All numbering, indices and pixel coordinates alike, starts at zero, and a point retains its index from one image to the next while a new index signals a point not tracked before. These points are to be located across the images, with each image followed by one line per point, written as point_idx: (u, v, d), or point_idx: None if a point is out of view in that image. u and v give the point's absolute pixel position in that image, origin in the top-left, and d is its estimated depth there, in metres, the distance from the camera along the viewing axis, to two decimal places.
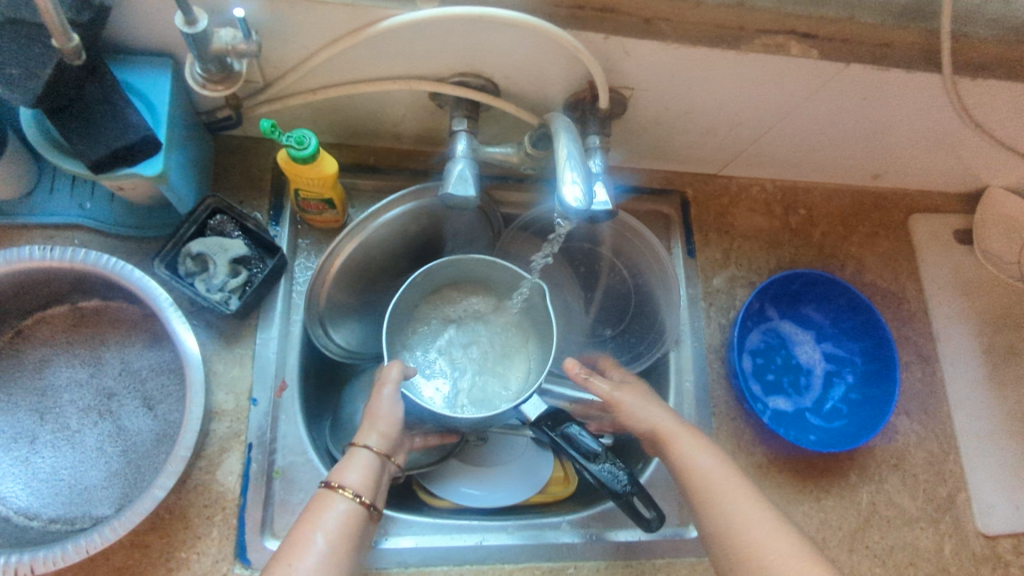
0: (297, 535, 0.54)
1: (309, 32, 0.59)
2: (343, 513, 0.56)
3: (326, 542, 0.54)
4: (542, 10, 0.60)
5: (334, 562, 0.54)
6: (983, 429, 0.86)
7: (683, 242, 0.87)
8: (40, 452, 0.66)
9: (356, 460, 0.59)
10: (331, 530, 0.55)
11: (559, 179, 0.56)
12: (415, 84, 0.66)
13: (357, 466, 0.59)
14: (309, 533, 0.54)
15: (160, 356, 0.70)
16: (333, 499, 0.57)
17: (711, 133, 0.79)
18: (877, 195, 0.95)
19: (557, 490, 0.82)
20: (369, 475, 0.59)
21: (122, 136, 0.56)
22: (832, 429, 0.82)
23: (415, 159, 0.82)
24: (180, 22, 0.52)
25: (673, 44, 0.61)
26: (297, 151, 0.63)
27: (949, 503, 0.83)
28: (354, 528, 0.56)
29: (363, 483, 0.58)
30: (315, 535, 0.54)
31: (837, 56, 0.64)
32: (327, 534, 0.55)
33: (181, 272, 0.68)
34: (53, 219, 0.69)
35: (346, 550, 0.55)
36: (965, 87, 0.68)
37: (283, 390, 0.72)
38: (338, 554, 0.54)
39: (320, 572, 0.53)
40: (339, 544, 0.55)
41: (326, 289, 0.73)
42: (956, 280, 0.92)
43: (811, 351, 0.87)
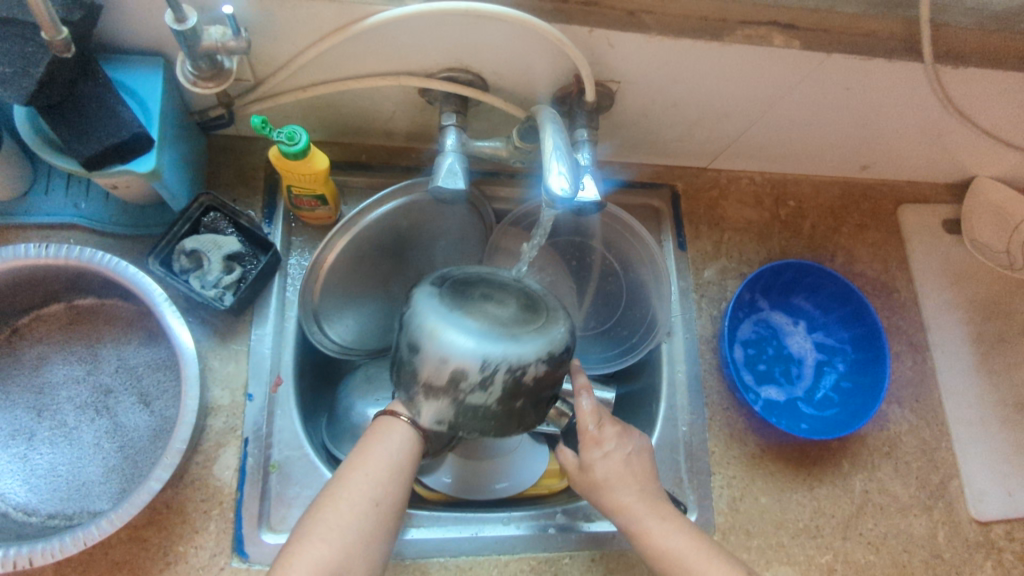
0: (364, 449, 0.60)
1: (298, 29, 0.60)
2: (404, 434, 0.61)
3: (392, 457, 0.60)
4: (526, 4, 0.60)
5: (398, 472, 0.60)
6: (974, 416, 0.87)
7: (673, 235, 0.88)
8: (38, 449, 0.66)
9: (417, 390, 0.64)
10: (394, 447, 0.61)
11: (545, 169, 0.57)
12: (404, 80, 0.67)
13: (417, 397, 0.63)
14: (374, 448, 0.60)
15: (156, 353, 0.71)
16: (396, 423, 0.61)
17: (699, 125, 0.79)
18: (866, 186, 0.96)
19: (553, 483, 0.83)
20: (427, 404, 0.64)
21: (114, 134, 0.57)
22: (824, 418, 0.83)
23: (406, 156, 0.83)
24: (169, 20, 0.53)
25: (657, 36, 0.62)
26: (287, 147, 0.64)
27: (941, 489, 0.84)
28: (415, 447, 0.61)
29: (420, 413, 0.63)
30: (382, 451, 0.60)
31: (819, 47, 0.65)
32: (392, 449, 0.60)
33: (175, 269, 0.69)
34: (49, 218, 0.70)
35: (407, 465, 0.60)
36: (947, 76, 0.69)
37: (278, 385, 0.72)
38: (401, 466, 0.60)
39: (385, 483, 0.59)
40: (404, 460, 0.60)
41: (318, 285, 0.75)
42: (946, 270, 0.93)
43: (802, 341, 0.88)
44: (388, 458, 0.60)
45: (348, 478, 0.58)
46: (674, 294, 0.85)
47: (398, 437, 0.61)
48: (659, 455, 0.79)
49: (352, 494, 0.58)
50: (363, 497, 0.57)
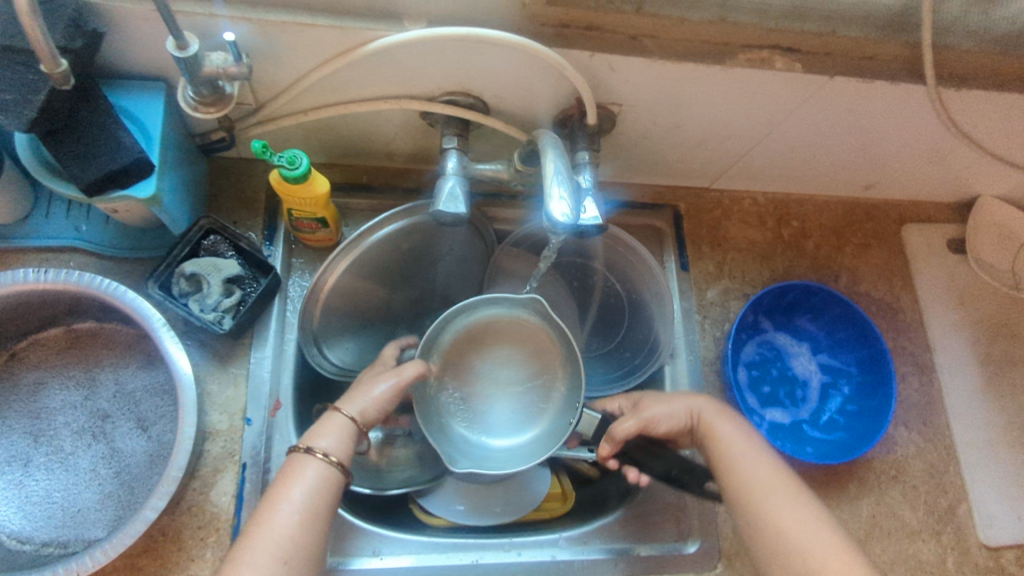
0: (273, 499, 0.56)
1: (299, 54, 0.60)
2: (319, 473, 0.58)
3: (301, 506, 0.56)
4: (527, 29, 0.60)
5: (309, 522, 0.56)
6: (982, 439, 0.86)
7: (676, 256, 0.87)
8: (34, 475, 0.66)
9: (329, 424, 0.62)
10: (310, 488, 0.57)
11: (546, 194, 0.57)
12: (405, 104, 0.67)
13: (331, 431, 0.61)
14: (285, 496, 0.56)
15: (154, 377, 0.70)
16: (308, 462, 0.59)
17: (701, 147, 0.79)
18: (869, 206, 0.95)
19: (556, 507, 0.81)
20: (344, 439, 0.61)
21: (114, 159, 0.57)
22: (830, 441, 0.81)
23: (408, 178, 0.83)
24: (171, 47, 0.53)
25: (659, 60, 0.62)
26: (288, 171, 0.64)
27: (950, 514, 0.82)
28: (331, 489, 0.58)
29: (338, 445, 0.61)
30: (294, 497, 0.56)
31: (820, 70, 0.65)
32: (306, 494, 0.57)
33: (175, 293, 0.68)
34: (48, 241, 0.70)
35: (320, 512, 0.57)
36: (950, 98, 0.69)
37: (277, 410, 0.71)
38: (312, 515, 0.56)
39: (294, 538, 0.55)
40: (315, 506, 0.57)
41: (318, 309, 0.73)
42: (951, 290, 0.92)
43: (807, 362, 0.87)
44: (298, 506, 0.56)
45: (253, 536, 0.54)
46: (677, 316, 0.84)
47: (310, 483, 0.58)
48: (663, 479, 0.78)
49: (257, 554, 0.53)
50: (270, 559, 0.53)
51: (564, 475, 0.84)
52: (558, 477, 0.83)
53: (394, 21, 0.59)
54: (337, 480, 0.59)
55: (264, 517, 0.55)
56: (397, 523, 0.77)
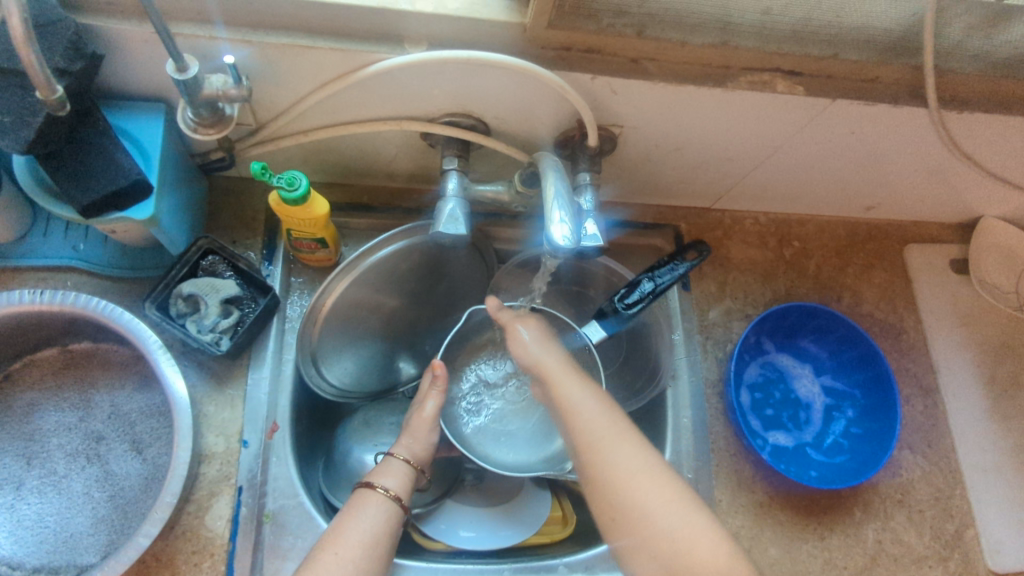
0: (340, 527, 0.60)
1: (300, 75, 0.60)
2: (381, 506, 0.62)
3: (366, 534, 0.60)
4: (528, 52, 0.60)
5: (373, 551, 0.59)
6: (988, 462, 0.85)
7: (677, 276, 0.87)
8: (26, 499, 0.65)
9: (391, 465, 0.67)
10: (372, 518, 0.61)
11: (547, 217, 0.56)
12: (406, 125, 0.67)
13: (394, 471, 0.66)
14: (350, 524, 0.60)
15: (150, 398, 0.69)
16: (372, 496, 0.63)
17: (702, 167, 0.79)
18: (871, 226, 0.95)
19: (556, 531, 0.80)
20: (403, 478, 0.66)
21: (112, 181, 0.57)
22: (835, 464, 0.80)
23: (408, 197, 0.83)
24: (171, 69, 0.53)
25: (660, 83, 0.62)
26: (287, 193, 0.63)
27: (957, 539, 0.81)
28: (393, 522, 0.62)
29: (400, 483, 0.65)
30: (354, 528, 0.60)
31: (822, 93, 0.65)
32: (366, 525, 0.60)
33: (172, 313, 0.67)
34: (45, 261, 0.69)
35: (383, 543, 0.60)
36: (952, 121, 0.69)
37: (274, 432, 0.71)
38: (377, 544, 0.60)
39: (359, 564, 0.58)
40: (379, 537, 0.60)
41: (317, 329, 0.73)
42: (954, 311, 0.91)
43: (810, 384, 0.86)
44: (364, 534, 0.60)
45: (319, 560, 0.57)
46: (678, 337, 0.84)
47: (373, 513, 0.61)
48: None
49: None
50: None
51: (566, 498, 0.83)
52: (560, 500, 0.83)
53: (395, 44, 0.59)
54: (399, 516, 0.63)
55: (330, 542, 0.59)
56: (396, 548, 0.76)
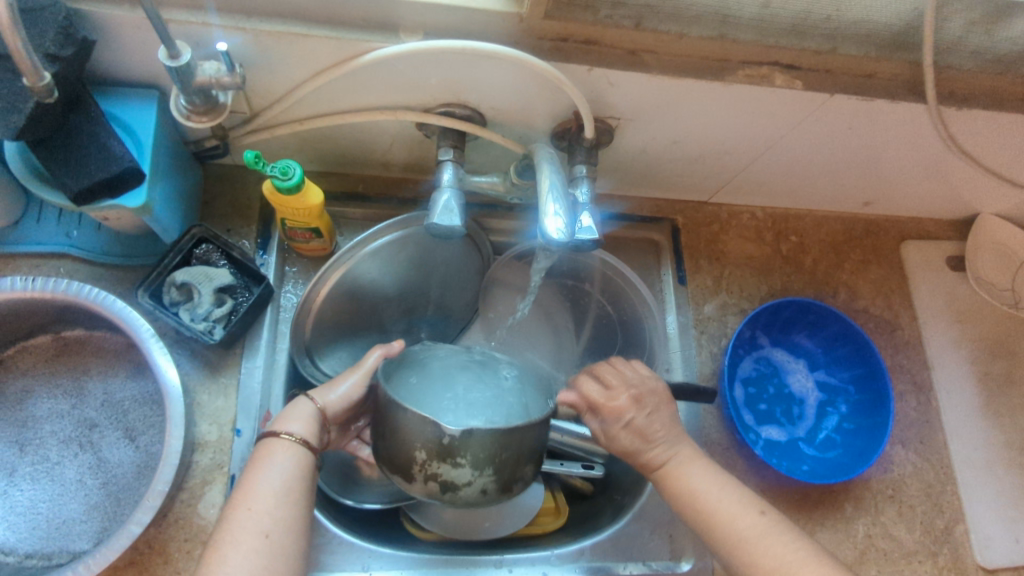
0: (248, 478, 0.57)
1: (293, 64, 0.60)
2: (288, 453, 0.58)
3: (276, 486, 0.56)
4: (526, 42, 0.59)
5: (288, 498, 0.56)
6: (980, 459, 0.85)
7: (673, 270, 0.86)
8: (19, 485, 0.65)
9: (295, 409, 0.61)
10: (282, 472, 0.57)
11: (541, 210, 0.56)
12: (401, 115, 0.66)
13: (298, 415, 0.61)
14: (258, 477, 0.56)
15: (143, 386, 0.69)
16: (278, 443, 0.58)
17: (699, 161, 0.79)
18: (869, 222, 0.95)
19: (549, 521, 0.80)
20: (312, 421, 0.61)
21: (104, 168, 0.56)
22: (826, 459, 0.80)
23: (404, 188, 0.82)
24: (163, 56, 0.52)
25: (657, 75, 0.61)
26: (281, 182, 0.63)
27: (947, 534, 0.81)
28: (304, 468, 0.58)
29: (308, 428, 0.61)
30: (262, 480, 0.56)
31: (821, 88, 0.64)
32: (275, 476, 0.57)
33: (165, 302, 0.67)
34: (39, 247, 0.69)
35: (298, 488, 0.57)
36: (951, 116, 0.68)
37: (267, 421, 0.70)
38: (292, 487, 0.57)
39: (276, 516, 0.55)
40: (292, 484, 0.57)
41: (311, 320, 0.73)
42: (950, 308, 0.91)
43: (804, 379, 0.86)
44: (274, 484, 0.56)
45: (233, 520, 0.54)
46: (673, 331, 0.84)
47: (279, 459, 0.58)
48: (657, 495, 0.77)
49: (237, 534, 0.53)
50: (252, 536, 0.53)
51: (559, 489, 0.83)
52: (552, 491, 0.82)
53: (391, 33, 0.58)
54: (309, 460, 0.59)
55: (242, 499, 0.55)
56: (389, 536, 0.75)
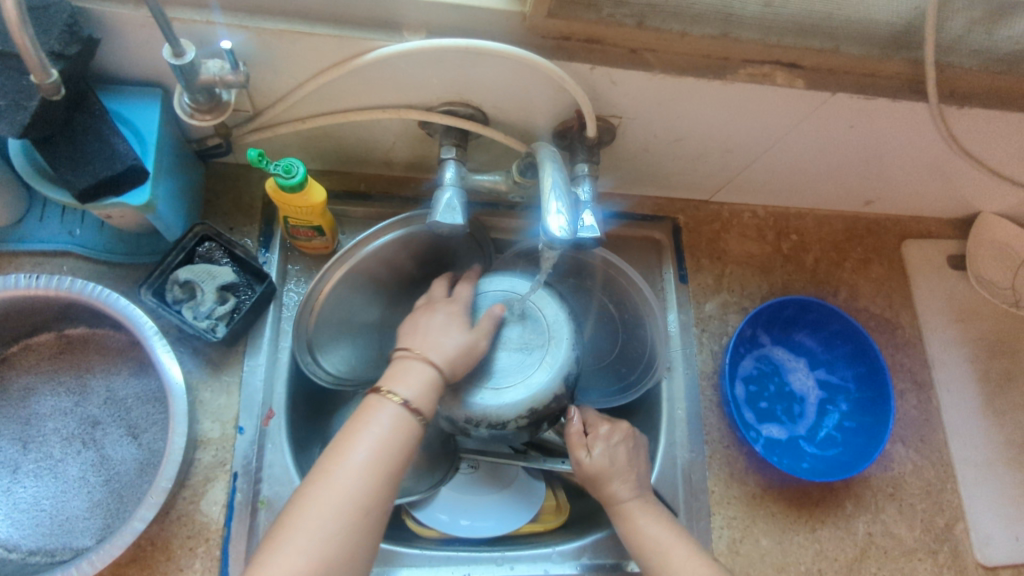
0: (349, 435, 0.54)
1: (296, 62, 0.60)
2: (393, 420, 0.55)
3: (370, 458, 0.53)
4: (528, 41, 0.60)
5: (379, 472, 0.53)
6: (980, 458, 0.85)
7: (675, 269, 0.86)
8: (22, 482, 0.65)
9: (414, 372, 0.58)
10: (378, 441, 0.54)
11: (544, 208, 0.56)
12: (404, 113, 0.66)
13: (413, 378, 0.58)
14: (357, 438, 0.54)
15: (146, 384, 0.70)
16: (385, 406, 0.56)
17: (701, 160, 0.79)
18: (869, 221, 0.95)
19: (550, 520, 0.80)
20: (423, 385, 0.58)
21: (108, 166, 0.56)
22: (827, 457, 0.81)
23: (406, 186, 0.83)
24: (167, 54, 0.52)
25: (659, 74, 0.61)
26: (284, 180, 0.63)
27: (947, 532, 0.82)
28: (405, 439, 0.55)
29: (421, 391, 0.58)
30: (360, 446, 0.54)
31: (823, 87, 0.64)
32: (373, 444, 0.54)
33: (168, 300, 0.67)
34: (41, 245, 0.69)
35: (392, 461, 0.54)
36: (952, 115, 0.68)
37: (270, 419, 0.71)
38: (384, 460, 0.54)
39: (361, 493, 0.52)
40: (385, 456, 0.54)
41: (313, 317, 0.73)
42: (951, 307, 0.91)
43: (804, 377, 0.86)
44: (371, 451, 0.54)
45: (317, 487, 0.52)
46: (674, 329, 0.84)
47: (383, 423, 0.55)
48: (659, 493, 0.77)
49: (319, 507, 0.51)
50: (331, 512, 0.51)
51: (559, 488, 0.83)
52: (554, 490, 0.83)
53: (394, 31, 0.58)
54: (412, 428, 0.56)
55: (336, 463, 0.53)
56: (391, 535, 0.76)
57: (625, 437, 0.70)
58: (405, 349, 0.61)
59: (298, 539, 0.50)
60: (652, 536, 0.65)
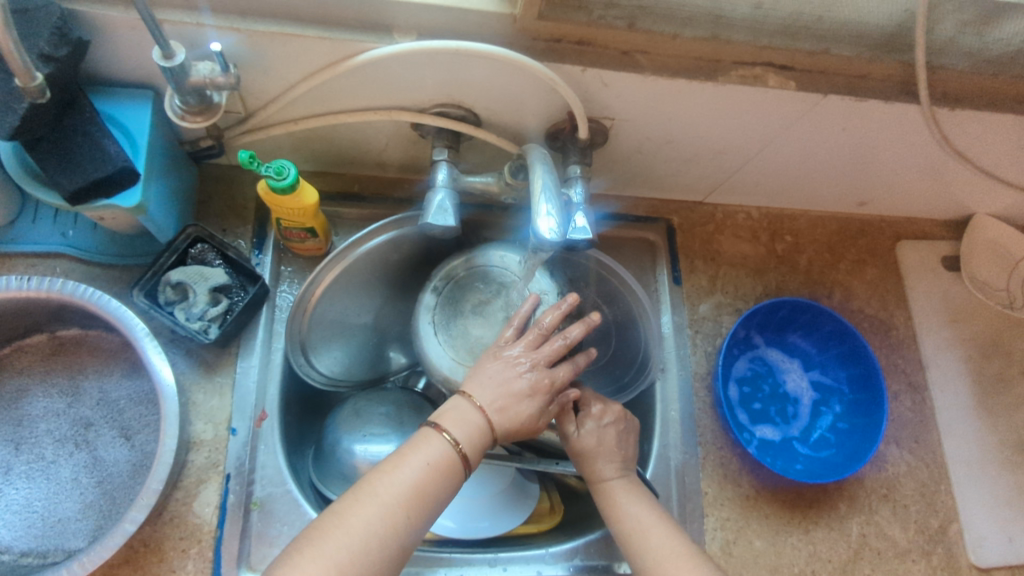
0: (397, 459, 0.55)
1: (287, 65, 0.60)
2: (439, 456, 0.56)
3: (414, 485, 0.54)
4: (519, 43, 0.60)
5: (417, 502, 0.54)
6: (974, 459, 0.85)
7: (669, 270, 0.86)
8: (14, 484, 0.65)
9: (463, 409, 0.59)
10: (422, 471, 0.55)
11: (534, 210, 0.56)
12: (396, 115, 0.66)
13: (464, 418, 0.58)
14: (406, 463, 0.55)
15: (139, 386, 0.70)
16: (436, 440, 0.57)
17: (693, 161, 0.79)
18: (863, 222, 0.95)
19: (545, 521, 0.80)
20: (474, 428, 0.58)
21: (99, 168, 0.56)
22: (820, 458, 0.81)
23: (399, 187, 0.83)
24: (157, 56, 0.52)
25: (651, 76, 0.61)
26: (276, 181, 0.63)
27: (941, 533, 0.82)
28: (446, 479, 0.56)
29: (468, 431, 0.58)
30: (405, 474, 0.54)
31: (814, 88, 0.64)
32: (416, 473, 0.55)
33: (160, 301, 0.67)
34: (34, 247, 0.69)
35: (428, 498, 0.54)
36: (944, 117, 0.68)
37: (262, 420, 0.71)
38: (426, 493, 0.54)
39: (397, 521, 0.52)
40: (424, 487, 0.54)
41: (306, 318, 0.72)
42: (944, 308, 0.91)
43: (798, 379, 0.86)
44: (415, 478, 0.54)
45: (360, 505, 0.52)
46: (668, 331, 0.84)
47: (435, 456, 0.56)
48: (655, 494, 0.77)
49: (354, 524, 0.51)
50: (363, 533, 0.51)
51: (553, 489, 0.85)
52: (548, 493, 0.84)
53: (384, 33, 0.58)
54: (456, 473, 0.56)
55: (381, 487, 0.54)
56: None
57: (618, 419, 0.69)
58: (462, 390, 0.61)
59: (329, 553, 0.49)
60: (631, 515, 0.64)
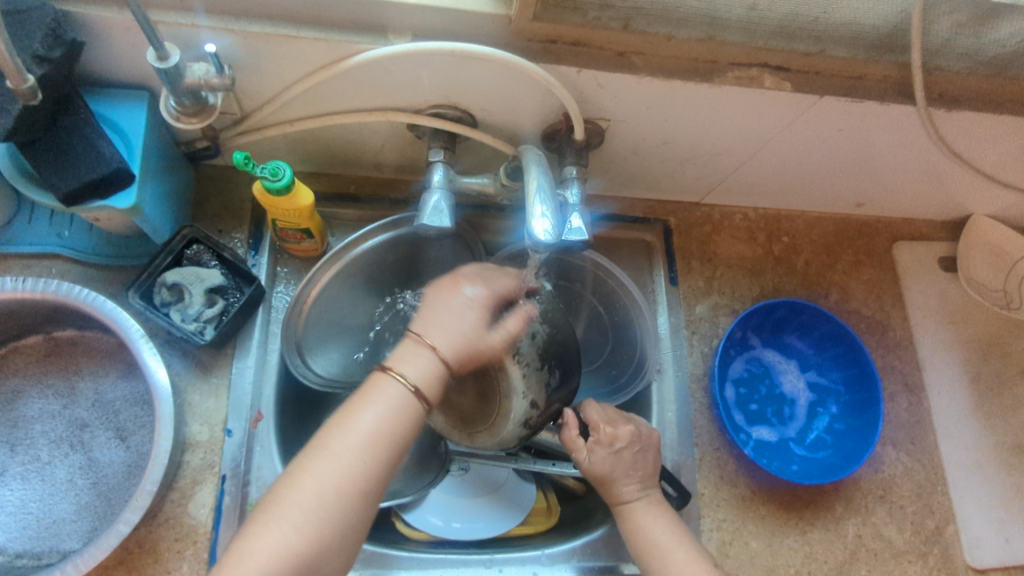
0: (349, 411, 0.53)
1: (283, 66, 0.60)
2: (394, 398, 0.53)
3: (369, 429, 0.52)
4: (514, 44, 0.60)
5: (376, 446, 0.52)
6: (971, 460, 0.85)
7: (665, 271, 0.86)
8: (9, 485, 0.65)
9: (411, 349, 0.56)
10: (376, 418, 0.53)
11: (528, 211, 0.56)
12: (391, 116, 0.66)
13: (413, 356, 0.55)
14: (360, 411, 0.53)
15: (135, 387, 0.70)
16: (387, 380, 0.54)
17: (690, 162, 0.79)
18: (861, 222, 0.95)
19: (540, 522, 0.80)
20: (429, 369, 0.55)
21: (93, 169, 0.56)
22: (816, 459, 0.81)
23: (395, 188, 0.83)
24: (151, 57, 0.52)
25: (646, 77, 0.61)
26: (271, 182, 0.63)
27: (937, 535, 0.82)
28: (405, 417, 0.53)
29: (433, 380, 0.55)
30: (358, 421, 0.52)
31: (810, 89, 0.64)
32: (372, 420, 0.52)
33: (156, 302, 0.67)
34: (30, 248, 0.69)
35: (386, 444, 0.52)
36: (940, 118, 0.68)
37: (258, 421, 0.71)
38: (383, 436, 0.52)
39: (353, 472, 0.51)
40: (382, 431, 0.52)
41: (301, 320, 0.73)
42: (941, 309, 0.91)
43: (795, 380, 0.86)
44: (370, 425, 0.52)
45: (311, 459, 0.51)
46: (665, 332, 0.84)
47: (388, 401, 0.53)
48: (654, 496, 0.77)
49: (308, 482, 0.50)
50: (317, 489, 0.50)
51: (550, 490, 0.84)
52: (544, 492, 0.83)
53: (379, 34, 0.58)
54: (414, 410, 0.54)
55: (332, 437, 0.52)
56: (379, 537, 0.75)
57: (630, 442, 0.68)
58: (415, 329, 0.57)
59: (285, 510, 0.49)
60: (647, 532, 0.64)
